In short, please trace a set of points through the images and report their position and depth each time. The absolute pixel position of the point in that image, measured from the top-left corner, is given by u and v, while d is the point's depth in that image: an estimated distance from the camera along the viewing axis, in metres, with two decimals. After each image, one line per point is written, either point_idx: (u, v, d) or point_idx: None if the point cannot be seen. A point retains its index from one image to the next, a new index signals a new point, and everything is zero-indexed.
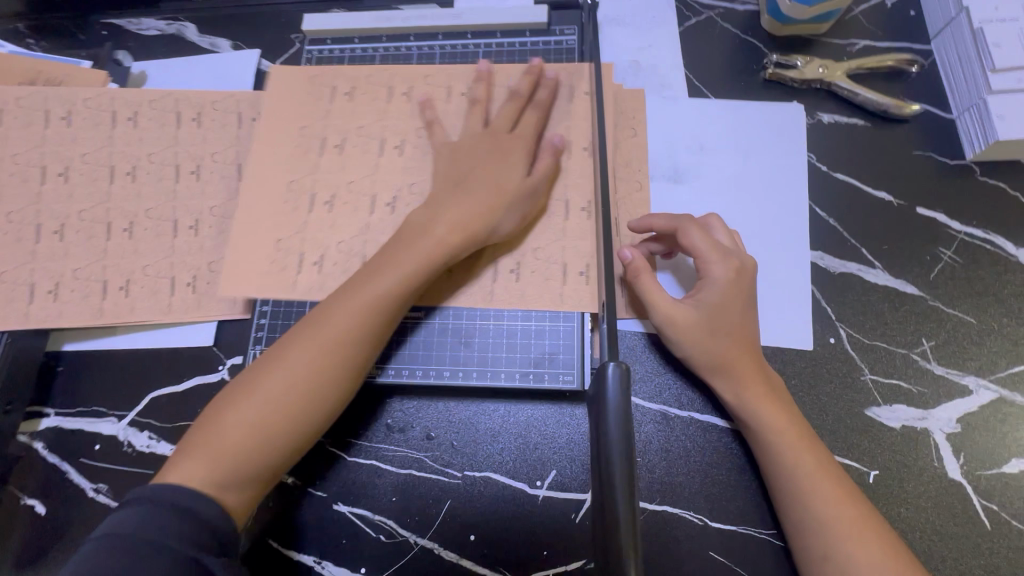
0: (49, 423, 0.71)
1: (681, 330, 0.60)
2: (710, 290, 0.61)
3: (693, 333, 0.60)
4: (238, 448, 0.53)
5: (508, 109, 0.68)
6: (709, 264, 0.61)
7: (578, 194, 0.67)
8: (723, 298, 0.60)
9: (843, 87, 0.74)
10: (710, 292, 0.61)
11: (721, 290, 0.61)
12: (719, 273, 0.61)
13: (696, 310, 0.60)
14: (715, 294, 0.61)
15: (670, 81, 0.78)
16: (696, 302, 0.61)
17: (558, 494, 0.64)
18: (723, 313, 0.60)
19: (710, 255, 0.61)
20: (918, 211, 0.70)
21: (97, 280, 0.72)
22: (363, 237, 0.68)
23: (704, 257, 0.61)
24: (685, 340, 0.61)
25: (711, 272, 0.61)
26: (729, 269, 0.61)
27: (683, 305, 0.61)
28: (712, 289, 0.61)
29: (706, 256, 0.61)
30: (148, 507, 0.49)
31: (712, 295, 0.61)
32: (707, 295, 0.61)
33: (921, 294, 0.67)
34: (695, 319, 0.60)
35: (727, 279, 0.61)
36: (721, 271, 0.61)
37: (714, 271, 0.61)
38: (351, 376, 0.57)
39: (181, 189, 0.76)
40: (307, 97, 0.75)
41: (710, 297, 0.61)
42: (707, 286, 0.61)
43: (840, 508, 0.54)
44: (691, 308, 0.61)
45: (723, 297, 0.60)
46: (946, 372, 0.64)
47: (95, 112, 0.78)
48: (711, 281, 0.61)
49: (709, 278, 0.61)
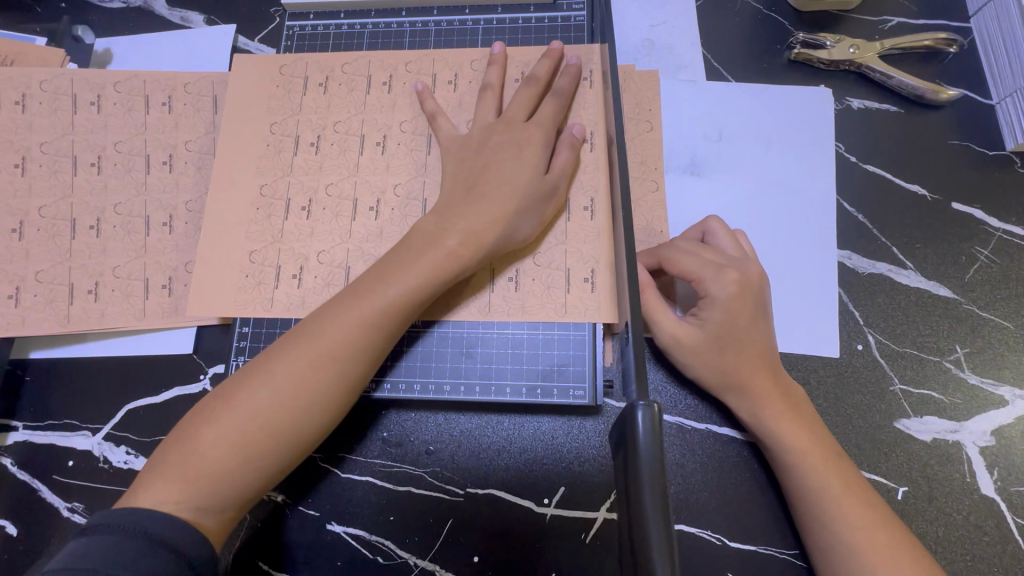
0: (18, 438, 0.66)
1: (688, 353, 0.56)
2: (711, 310, 0.55)
3: (701, 356, 0.56)
4: (217, 469, 0.47)
5: (523, 96, 0.61)
6: (706, 282, 0.55)
7: (588, 188, 0.61)
8: (729, 315, 0.55)
9: (875, 70, 0.69)
10: (716, 310, 0.55)
11: (723, 309, 0.55)
12: (718, 291, 0.55)
13: (701, 332, 0.56)
14: (716, 314, 0.55)
15: (686, 62, 0.72)
16: (699, 324, 0.56)
17: (567, 512, 0.60)
18: (729, 332, 0.55)
19: (703, 275, 0.55)
20: (955, 207, 0.65)
21: (62, 283, 0.66)
22: (353, 236, 0.63)
23: (698, 276, 0.56)
24: (695, 359, 0.57)
25: (709, 290, 0.55)
26: (730, 283, 0.55)
27: (684, 325, 0.57)
28: (712, 310, 0.55)
29: (703, 277, 0.55)
30: (117, 534, 0.43)
31: (717, 313, 0.55)
32: (709, 317, 0.55)
33: (955, 297, 0.63)
34: (702, 342, 0.56)
35: (729, 296, 0.55)
36: (720, 288, 0.55)
37: (712, 289, 0.55)
38: (346, 390, 0.51)
39: (152, 181, 0.69)
40: (285, 84, 0.68)
41: (711, 318, 0.55)
42: (707, 306, 0.55)
43: (874, 534, 0.50)
44: (693, 331, 0.56)
45: (726, 316, 0.55)
46: (981, 381, 0.60)
47: (53, 95, 0.70)
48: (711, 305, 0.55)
49: (709, 297, 0.55)
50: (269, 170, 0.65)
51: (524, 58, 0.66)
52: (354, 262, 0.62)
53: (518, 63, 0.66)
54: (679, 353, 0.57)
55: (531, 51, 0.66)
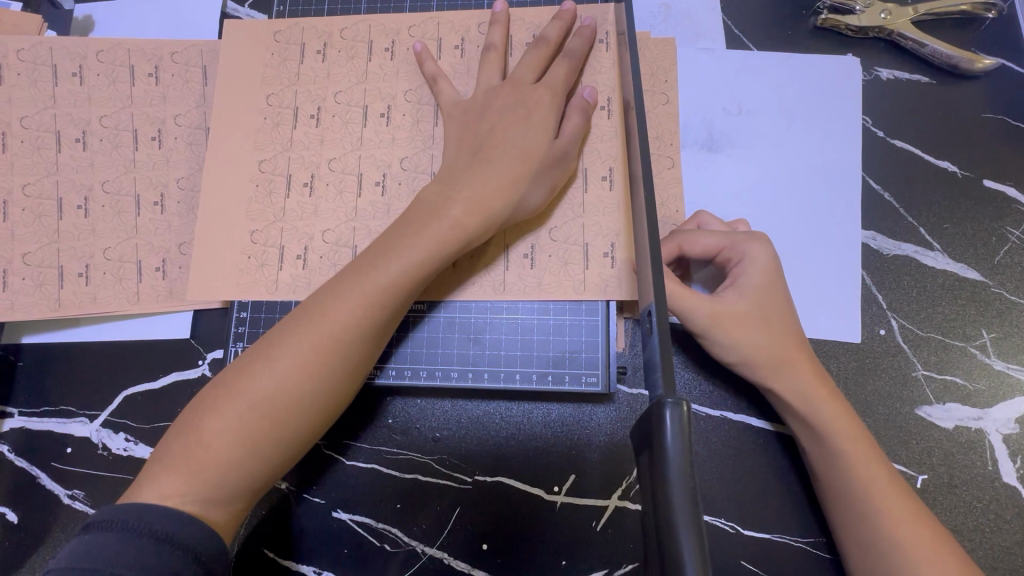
0: (14, 425, 0.64)
1: (729, 323, 0.53)
2: (750, 271, 0.54)
3: (741, 328, 0.53)
4: (222, 460, 0.45)
5: (532, 57, 0.57)
6: (743, 245, 0.54)
7: (604, 159, 0.58)
8: (769, 275, 0.54)
9: (908, 37, 0.65)
10: (755, 272, 0.54)
11: (761, 269, 0.54)
12: (757, 250, 0.54)
13: (741, 298, 0.53)
14: (755, 275, 0.54)
15: (705, 29, 0.68)
16: (737, 290, 0.54)
17: (578, 501, 0.59)
18: (769, 294, 0.53)
19: (734, 241, 0.55)
20: (986, 184, 0.62)
21: (51, 266, 0.63)
22: (358, 219, 0.60)
23: (731, 243, 0.55)
24: (731, 335, 0.53)
25: (747, 251, 0.54)
26: (766, 245, 0.54)
27: (721, 296, 0.54)
28: (750, 271, 0.54)
29: (735, 246, 0.55)
30: (121, 532, 0.41)
31: (756, 275, 0.54)
32: (747, 278, 0.54)
33: (983, 279, 0.60)
34: (742, 310, 0.53)
35: (767, 254, 0.54)
36: (755, 250, 0.54)
37: (751, 250, 0.54)
38: (351, 376, 0.49)
39: (141, 158, 0.66)
40: (281, 50, 0.64)
41: (751, 279, 0.53)
42: (744, 267, 0.54)
43: (903, 524, 0.49)
44: (733, 298, 0.53)
45: (765, 276, 0.54)
46: (1007, 367, 0.58)
47: (32, 66, 0.66)
48: (750, 270, 0.54)
49: (745, 260, 0.54)
50: (265, 143, 0.62)
51: (534, 20, 0.62)
52: (361, 241, 0.59)
53: (527, 26, 0.62)
54: (721, 324, 0.53)
55: (543, 12, 0.62)
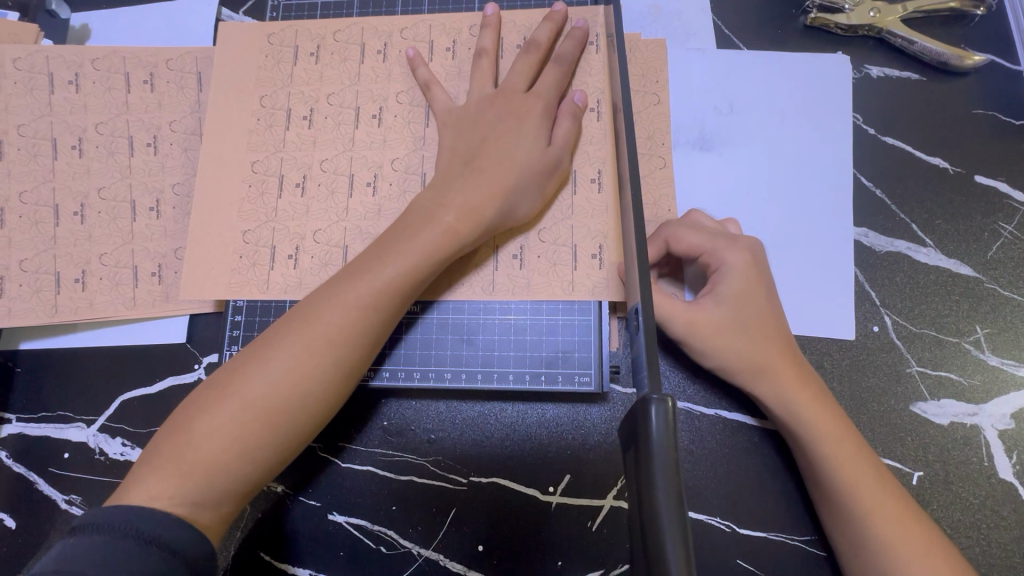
0: (12, 431, 0.64)
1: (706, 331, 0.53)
2: (728, 279, 0.54)
3: (720, 337, 0.53)
4: (211, 462, 0.45)
5: (523, 63, 0.58)
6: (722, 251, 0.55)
7: (595, 159, 0.58)
8: (746, 284, 0.54)
9: (897, 35, 0.65)
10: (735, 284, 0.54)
11: (739, 277, 0.54)
12: (734, 258, 0.54)
13: (718, 306, 0.53)
14: (734, 283, 0.54)
15: (695, 28, 0.68)
16: (715, 298, 0.54)
17: (572, 500, 0.59)
18: (747, 303, 0.54)
19: (716, 247, 0.55)
20: (978, 180, 0.62)
21: (48, 272, 0.64)
22: (349, 219, 0.60)
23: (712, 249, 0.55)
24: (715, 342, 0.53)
25: (725, 259, 0.54)
26: (744, 253, 0.55)
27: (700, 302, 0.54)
28: (729, 278, 0.54)
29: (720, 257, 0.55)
30: (106, 534, 0.41)
31: (735, 287, 0.54)
32: (726, 287, 0.54)
33: (976, 274, 0.60)
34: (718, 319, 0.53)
35: (744, 263, 0.54)
36: (735, 261, 0.54)
37: (729, 258, 0.54)
38: (345, 378, 0.49)
39: (137, 164, 0.66)
40: (274, 54, 0.64)
41: (729, 288, 0.54)
42: (724, 276, 0.54)
43: (897, 522, 0.48)
44: (710, 306, 0.53)
45: (743, 285, 0.54)
46: (1001, 362, 0.58)
47: (29, 74, 0.67)
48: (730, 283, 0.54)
49: (725, 267, 0.54)
50: (259, 148, 0.62)
51: (524, 22, 0.62)
52: (352, 241, 0.59)
53: (518, 28, 0.62)
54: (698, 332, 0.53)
55: (533, 14, 0.63)
